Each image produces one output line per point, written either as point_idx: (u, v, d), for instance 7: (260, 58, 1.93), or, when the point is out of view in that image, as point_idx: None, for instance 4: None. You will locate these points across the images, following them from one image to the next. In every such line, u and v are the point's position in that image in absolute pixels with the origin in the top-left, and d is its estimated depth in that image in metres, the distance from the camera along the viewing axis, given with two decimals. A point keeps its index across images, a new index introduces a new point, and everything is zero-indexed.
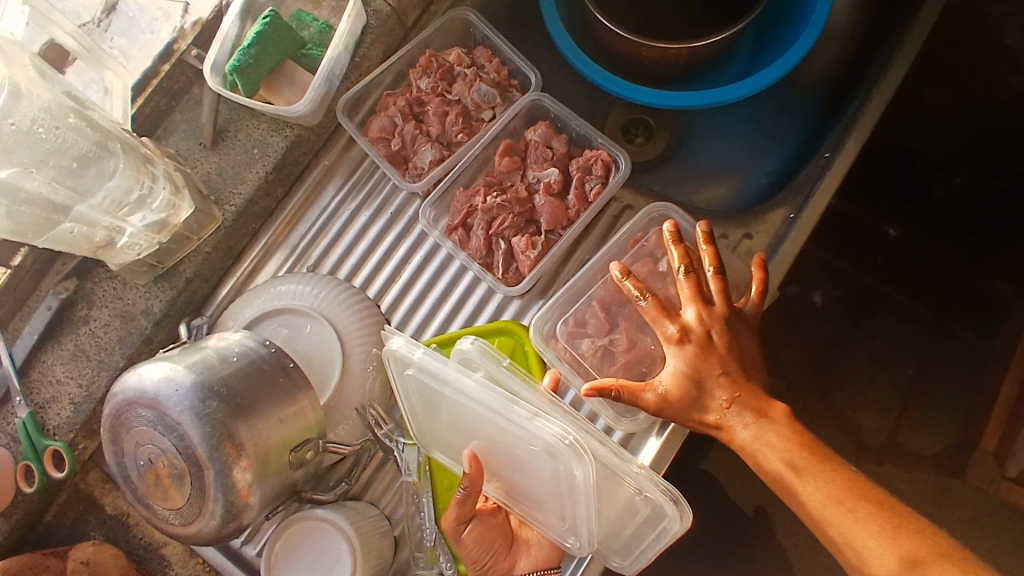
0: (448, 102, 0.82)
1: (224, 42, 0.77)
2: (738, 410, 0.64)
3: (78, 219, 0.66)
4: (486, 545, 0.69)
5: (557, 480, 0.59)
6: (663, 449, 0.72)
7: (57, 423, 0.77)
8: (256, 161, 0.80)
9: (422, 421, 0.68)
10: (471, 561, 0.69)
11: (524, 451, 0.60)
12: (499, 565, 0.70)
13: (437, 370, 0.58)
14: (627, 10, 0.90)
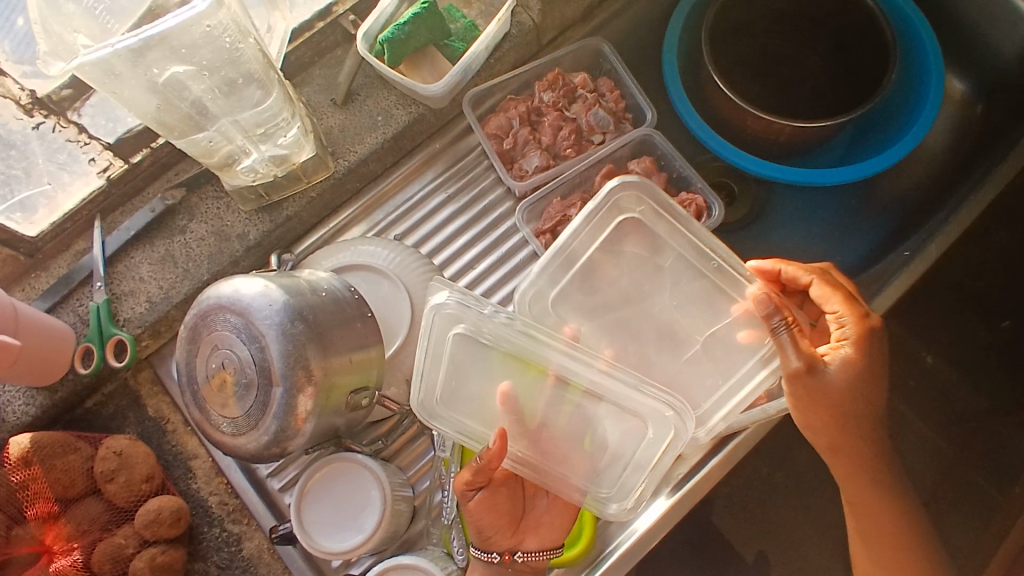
0: (565, 118, 0.87)
1: (381, 15, 0.83)
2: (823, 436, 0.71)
3: (220, 129, 0.71)
4: (492, 515, 0.70)
5: (615, 408, 0.62)
6: (670, 510, 0.74)
7: (129, 316, 0.80)
8: (378, 127, 0.85)
9: (439, 400, 0.65)
10: (476, 527, 0.70)
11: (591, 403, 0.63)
12: (504, 540, 0.71)
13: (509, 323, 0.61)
14: (735, 79, 0.98)
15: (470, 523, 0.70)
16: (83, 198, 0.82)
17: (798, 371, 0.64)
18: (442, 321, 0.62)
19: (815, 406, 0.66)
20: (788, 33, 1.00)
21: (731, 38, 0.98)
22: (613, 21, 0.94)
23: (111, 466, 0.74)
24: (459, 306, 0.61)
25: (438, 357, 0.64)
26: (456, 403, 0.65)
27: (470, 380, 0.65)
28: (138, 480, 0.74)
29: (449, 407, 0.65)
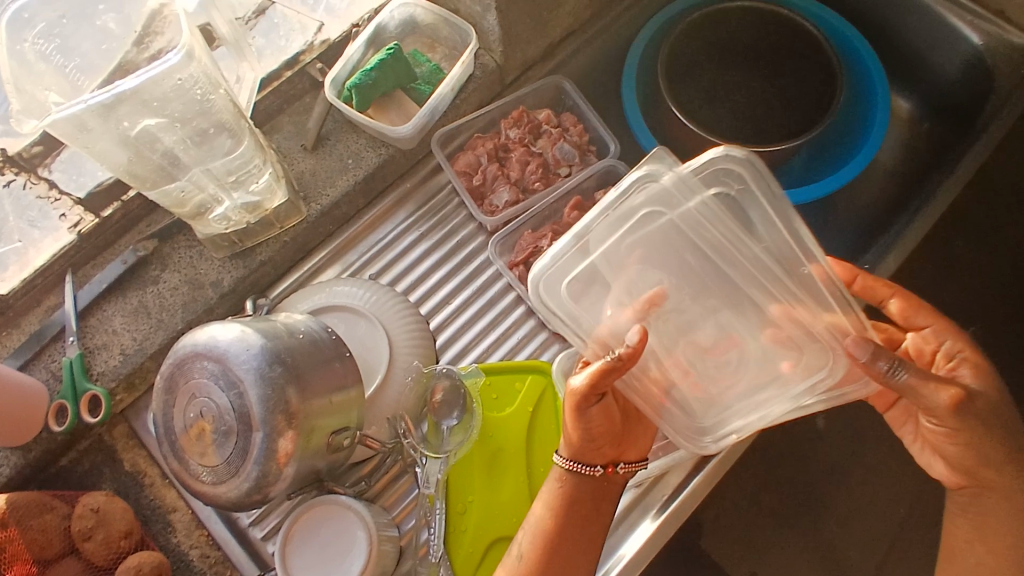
0: (531, 153, 0.90)
1: (348, 62, 0.86)
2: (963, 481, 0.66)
3: (191, 179, 0.72)
4: (603, 424, 0.67)
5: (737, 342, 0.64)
6: (654, 535, 0.75)
7: (103, 369, 0.79)
8: (349, 170, 0.86)
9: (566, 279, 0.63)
10: (587, 435, 0.67)
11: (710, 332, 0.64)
12: (608, 452, 0.70)
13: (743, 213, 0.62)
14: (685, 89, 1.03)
15: (582, 432, 0.67)
16: (54, 253, 0.82)
17: (952, 401, 0.58)
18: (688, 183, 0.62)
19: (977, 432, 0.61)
20: (735, 65, 1.06)
21: (684, 70, 1.03)
22: (572, 59, 0.98)
23: (88, 524, 0.72)
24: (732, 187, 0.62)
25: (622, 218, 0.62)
26: (585, 282, 0.63)
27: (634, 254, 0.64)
28: (116, 537, 0.73)
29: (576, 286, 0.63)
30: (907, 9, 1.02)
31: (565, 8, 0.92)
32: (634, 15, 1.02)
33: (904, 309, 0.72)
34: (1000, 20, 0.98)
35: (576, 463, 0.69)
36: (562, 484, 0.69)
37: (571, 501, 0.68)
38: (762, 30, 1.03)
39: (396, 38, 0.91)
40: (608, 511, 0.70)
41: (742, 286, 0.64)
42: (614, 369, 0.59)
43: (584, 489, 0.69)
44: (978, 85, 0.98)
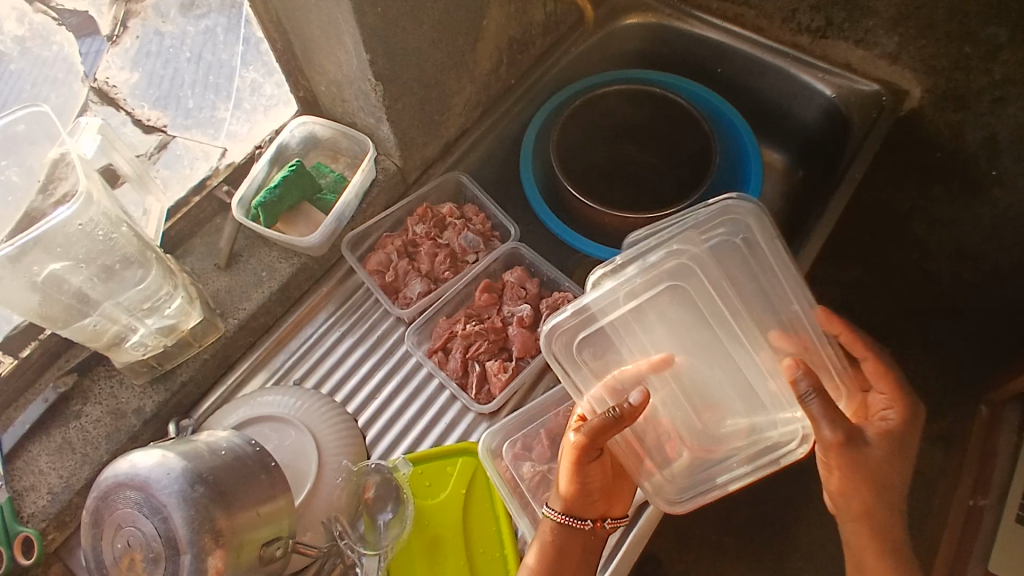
0: (439, 245, 0.95)
1: (253, 182, 0.92)
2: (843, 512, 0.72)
3: (103, 313, 0.74)
4: (598, 474, 0.71)
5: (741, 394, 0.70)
6: None
7: (33, 511, 0.77)
8: (264, 282, 0.89)
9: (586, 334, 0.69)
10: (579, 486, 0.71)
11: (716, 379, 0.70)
12: (597, 505, 0.73)
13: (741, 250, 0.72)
14: (579, 176, 1.13)
15: (577, 484, 0.71)
16: None
17: (835, 440, 0.64)
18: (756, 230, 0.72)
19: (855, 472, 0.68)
20: (624, 141, 1.15)
21: (574, 150, 1.11)
22: (470, 153, 1.06)
23: None
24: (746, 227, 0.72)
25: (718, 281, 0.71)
26: (606, 334, 0.69)
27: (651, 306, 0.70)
28: None
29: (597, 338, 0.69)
30: (763, 72, 1.14)
31: (455, 109, 1.01)
32: (522, 107, 1.11)
33: (876, 371, 0.74)
34: (850, 72, 1.10)
35: (567, 517, 0.72)
36: (554, 539, 0.72)
37: (562, 556, 0.72)
38: (641, 108, 1.11)
39: (299, 154, 0.97)
40: (592, 563, 0.74)
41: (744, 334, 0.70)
42: (614, 421, 0.63)
43: (573, 543, 0.72)
44: (834, 132, 1.10)
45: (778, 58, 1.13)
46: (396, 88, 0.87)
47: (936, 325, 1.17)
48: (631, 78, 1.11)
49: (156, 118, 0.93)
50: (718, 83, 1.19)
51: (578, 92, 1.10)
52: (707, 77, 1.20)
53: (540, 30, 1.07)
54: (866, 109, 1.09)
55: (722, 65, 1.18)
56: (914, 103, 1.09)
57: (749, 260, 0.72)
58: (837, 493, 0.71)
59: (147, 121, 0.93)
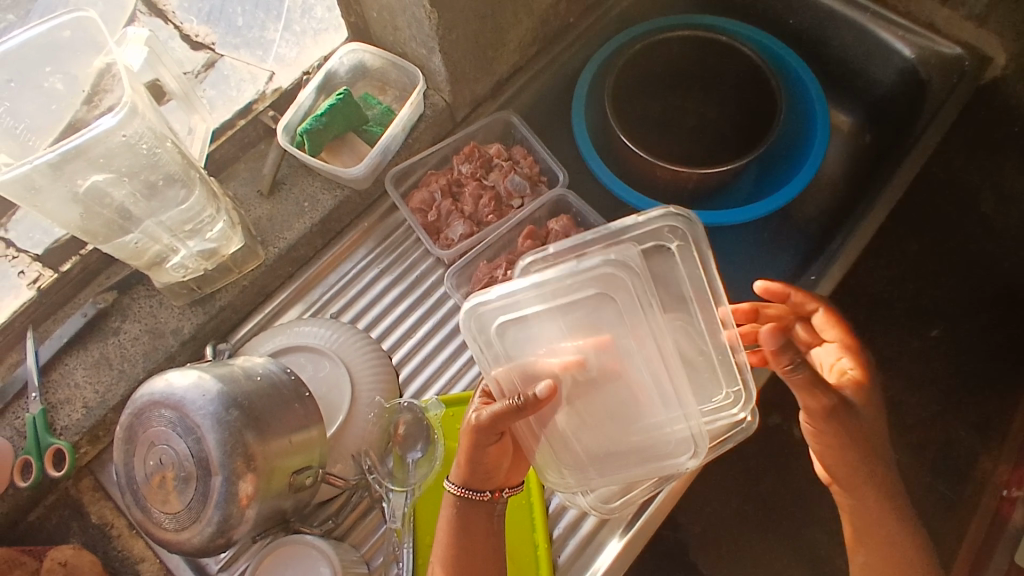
0: (484, 186, 0.92)
1: (299, 108, 0.89)
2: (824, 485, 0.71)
3: (145, 231, 0.73)
4: (496, 455, 0.68)
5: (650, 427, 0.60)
6: (623, 553, 0.75)
7: (66, 424, 0.78)
8: (305, 213, 0.88)
9: (499, 322, 0.60)
10: (474, 465, 0.68)
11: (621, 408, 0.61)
12: (497, 477, 0.71)
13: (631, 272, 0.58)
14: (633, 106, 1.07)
15: (473, 465, 0.68)
16: (13, 309, 0.82)
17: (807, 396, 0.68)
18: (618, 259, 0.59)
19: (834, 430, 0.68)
20: (689, 85, 1.09)
21: (632, 95, 1.05)
22: (520, 94, 1.01)
23: None
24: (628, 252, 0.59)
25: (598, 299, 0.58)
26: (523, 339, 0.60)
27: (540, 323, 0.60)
28: None
29: (521, 324, 0.60)
30: (838, 25, 1.06)
31: (509, 45, 0.96)
32: (579, 48, 1.05)
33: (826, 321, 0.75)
34: (932, 32, 1.03)
35: (466, 490, 0.70)
36: (454, 512, 0.71)
37: (465, 526, 0.71)
38: (701, 51, 1.04)
39: (346, 83, 0.94)
40: None
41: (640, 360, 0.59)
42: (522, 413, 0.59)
43: (469, 515, 0.71)
44: (911, 94, 1.02)
45: (858, 12, 1.04)
46: (452, 16, 0.83)
47: (997, 309, 1.10)
48: (693, 23, 1.04)
49: (204, 35, 0.91)
50: (790, 35, 1.12)
51: (636, 37, 1.04)
52: (777, 28, 1.12)
53: None
54: (944, 72, 1.02)
55: (794, 15, 1.09)
56: (996, 71, 1.03)
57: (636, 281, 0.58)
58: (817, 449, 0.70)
59: (195, 37, 0.91)
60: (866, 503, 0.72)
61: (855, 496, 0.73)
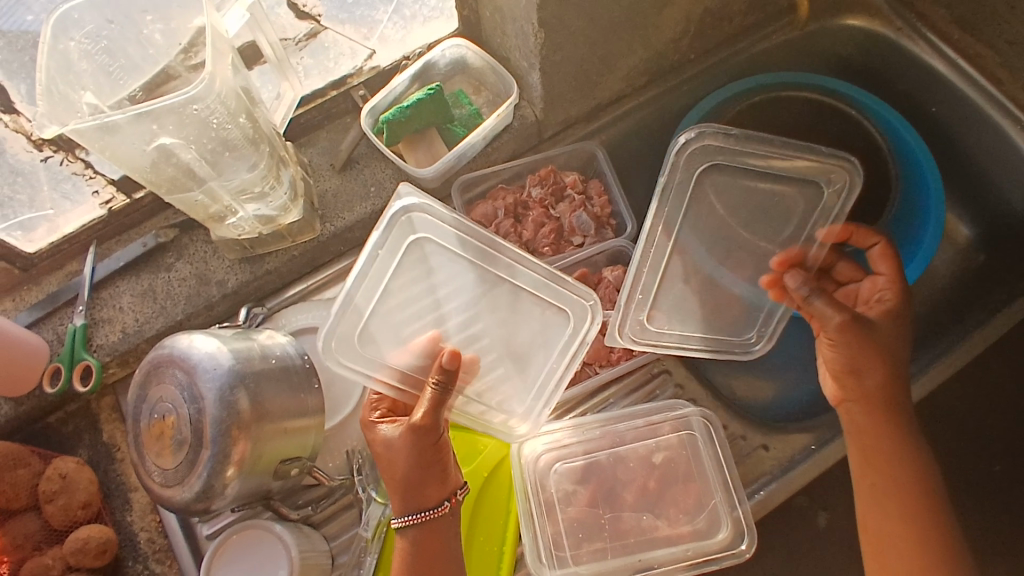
0: (549, 216, 0.89)
1: (389, 94, 0.88)
2: (850, 405, 0.74)
3: (206, 191, 0.73)
4: (438, 459, 0.65)
5: (538, 304, 0.70)
6: None
7: (102, 342, 0.83)
8: (369, 197, 0.88)
9: (363, 323, 0.66)
10: (420, 475, 0.64)
11: (501, 300, 0.70)
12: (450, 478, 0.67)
13: (446, 228, 0.67)
14: None
15: (421, 473, 0.64)
16: (82, 224, 0.86)
17: (842, 324, 0.71)
18: (403, 223, 0.66)
19: (866, 352, 0.71)
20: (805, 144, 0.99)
21: None
22: (614, 124, 0.96)
23: (53, 488, 0.75)
24: (418, 208, 0.66)
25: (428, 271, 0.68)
26: (378, 334, 0.66)
27: (378, 323, 0.66)
28: (75, 507, 0.76)
29: (367, 326, 0.66)
30: (983, 129, 0.93)
31: (617, 73, 0.91)
32: (689, 89, 0.98)
33: (881, 258, 0.77)
34: None
35: (424, 511, 0.65)
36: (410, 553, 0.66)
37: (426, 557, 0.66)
38: (827, 120, 0.96)
39: (443, 76, 0.92)
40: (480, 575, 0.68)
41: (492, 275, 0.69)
42: (447, 390, 0.62)
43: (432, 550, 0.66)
44: None
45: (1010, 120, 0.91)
46: (558, 38, 0.79)
47: None
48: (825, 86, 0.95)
49: (312, 6, 0.87)
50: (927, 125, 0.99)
51: (754, 88, 0.95)
52: (914, 113, 1.00)
53: (743, 8, 0.93)
54: None
55: (937, 103, 0.97)
56: None
57: (433, 229, 0.67)
58: (845, 371, 0.73)
59: (302, 6, 0.87)
60: (880, 416, 0.72)
61: (870, 413, 0.72)
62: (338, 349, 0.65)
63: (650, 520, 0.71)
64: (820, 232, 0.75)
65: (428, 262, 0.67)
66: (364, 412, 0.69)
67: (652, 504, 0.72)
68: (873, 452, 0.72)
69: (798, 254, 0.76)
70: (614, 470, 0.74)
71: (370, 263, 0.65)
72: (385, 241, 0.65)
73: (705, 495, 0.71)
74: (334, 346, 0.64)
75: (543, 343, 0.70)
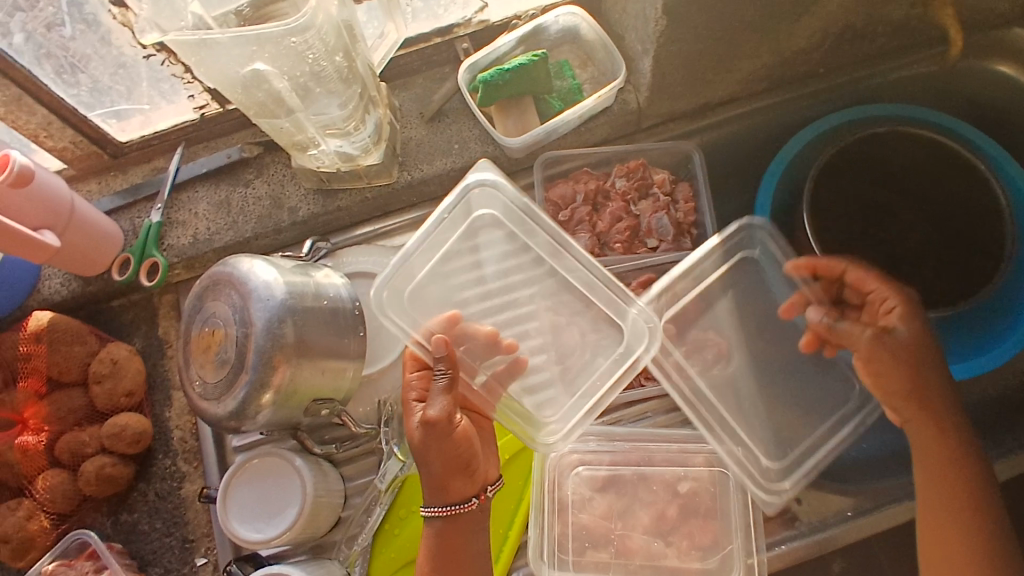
0: (628, 211, 0.85)
1: (492, 53, 0.85)
2: (908, 429, 0.68)
3: (294, 121, 0.72)
4: (459, 452, 0.65)
5: (593, 314, 0.68)
6: None
7: (173, 243, 0.86)
8: (451, 154, 0.86)
9: (418, 279, 0.67)
10: (443, 464, 0.65)
11: (554, 300, 0.68)
12: (476, 476, 0.67)
13: (517, 212, 0.67)
14: (832, 189, 0.89)
15: (440, 463, 0.65)
16: (175, 124, 0.89)
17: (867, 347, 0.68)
18: (475, 199, 0.67)
19: (896, 363, 0.67)
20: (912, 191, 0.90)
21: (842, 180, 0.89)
22: (717, 128, 0.91)
23: (103, 371, 0.79)
24: (493, 188, 0.67)
25: (489, 254, 0.68)
26: (428, 301, 0.67)
27: (432, 288, 0.67)
28: (119, 393, 0.80)
29: (421, 287, 0.67)
30: None
31: (734, 75, 0.85)
32: (807, 105, 0.91)
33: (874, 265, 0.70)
34: None
35: (450, 506, 0.65)
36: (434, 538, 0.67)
37: (445, 550, 0.66)
38: (949, 171, 0.88)
39: (551, 43, 0.88)
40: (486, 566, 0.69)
41: (552, 274, 0.68)
42: (451, 378, 0.64)
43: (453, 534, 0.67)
44: None
45: None
46: (680, 28, 0.73)
47: None
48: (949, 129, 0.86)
49: None
50: None
51: (877, 117, 0.87)
52: None
53: (890, 29, 0.85)
54: None
55: None
56: None
57: (505, 211, 0.67)
58: (885, 394, 0.68)
59: None
60: (928, 427, 0.67)
61: (921, 427, 0.67)
62: (389, 298, 0.66)
63: (660, 546, 0.70)
64: (788, 271, 0.74)
65: (493, 244, 0.68)
66: (403, 381, 0.67)
67: (666, 531, 0.70)
68: (933, 471, 0.66)
69: (798, 300, 0.74)
70: (636, 487, 0.72)
71: (437, 228, 0.67)
72: (453, 209, 0.67)
73: (723, 536, 0.69)
74: (386, 293, 0.66)
75: (589, 353, 0.67)
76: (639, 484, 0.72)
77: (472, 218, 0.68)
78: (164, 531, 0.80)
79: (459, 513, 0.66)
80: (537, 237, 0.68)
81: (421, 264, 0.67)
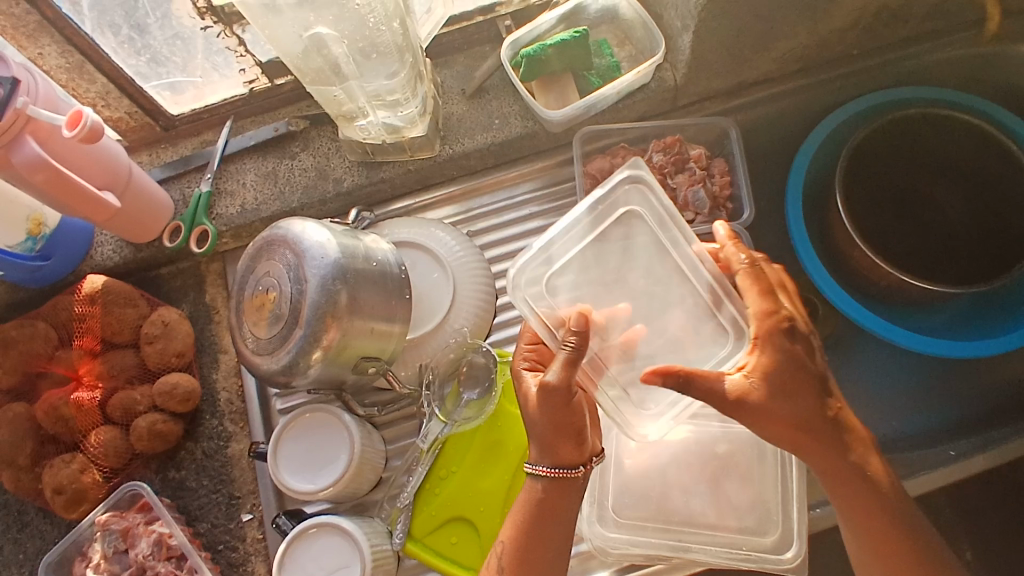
0: (664, 185, 0.87)
1: (534, 30, 0.87)
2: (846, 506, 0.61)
3: (347, 89, 0.75)
4: (566, 420, 0.61)
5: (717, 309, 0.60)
6: None
7: (221, 213, 0.89)
8: (492, 129, 0.89)
9: (553, 269, 0.61)
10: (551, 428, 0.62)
11: (687, 310, 0.60)
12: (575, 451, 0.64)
13: (665, 216, 0.61)
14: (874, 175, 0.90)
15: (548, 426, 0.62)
16: (226, 98, 0.92)
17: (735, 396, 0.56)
18: (619, 194, 0.62)
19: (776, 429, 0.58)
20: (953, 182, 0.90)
21: (883, 165, 0.90)
22: (750, 108, 0.93)
23: (154, 332, 0.82)
24: (650, 193, 0.62)
25: (633, 256, 0.61)
26: (563, 293, 0.61)
27: (569, 278, 0.61)
28: (170, 353, 0.82)
29: (559, 276, 0.61)
30: None
31: (772, 54, 0.86)
32: (841, 85, 0.93)
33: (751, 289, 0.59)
34: None
35: (551, 469, 0.64)
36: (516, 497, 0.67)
37: (540, 508, 0.65)
38: (988, 157, 0.87)
39: (590, 22, 0.90)
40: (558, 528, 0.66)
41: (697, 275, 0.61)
42: (580, 354, 0.57)
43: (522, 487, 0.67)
44: None
45: None
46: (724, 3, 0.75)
47: None
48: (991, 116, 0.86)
49: None
50: None
51: (913, 100, 0.88)
52: None
53: (928, 10, 0.86)
54: None
55: None
56: None
57: (654, 212, 0.61)
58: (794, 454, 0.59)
59: None
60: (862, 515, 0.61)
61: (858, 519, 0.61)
62: (524, 286, 0.61)
63: (699, 505, 0.71)
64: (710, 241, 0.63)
65: (641, 246, 0.62)
66: (518, 346, 0.69)
67: (705, 492, 0.71)
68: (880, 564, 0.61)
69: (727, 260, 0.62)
70: (674, 449, 0.73)
71: (584, 219, 0.62)
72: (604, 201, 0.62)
73: (761, 497, 0.70)
74: (520, 285, 0.61)
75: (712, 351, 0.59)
76: (678, 445, 0.73)
77: (620, 212, 0.62)
78: (211, 487, 0.82)
79: (565, 477, 0.64)
80: (683, 244, 0.61)
81: (562, 254, 0.62)
